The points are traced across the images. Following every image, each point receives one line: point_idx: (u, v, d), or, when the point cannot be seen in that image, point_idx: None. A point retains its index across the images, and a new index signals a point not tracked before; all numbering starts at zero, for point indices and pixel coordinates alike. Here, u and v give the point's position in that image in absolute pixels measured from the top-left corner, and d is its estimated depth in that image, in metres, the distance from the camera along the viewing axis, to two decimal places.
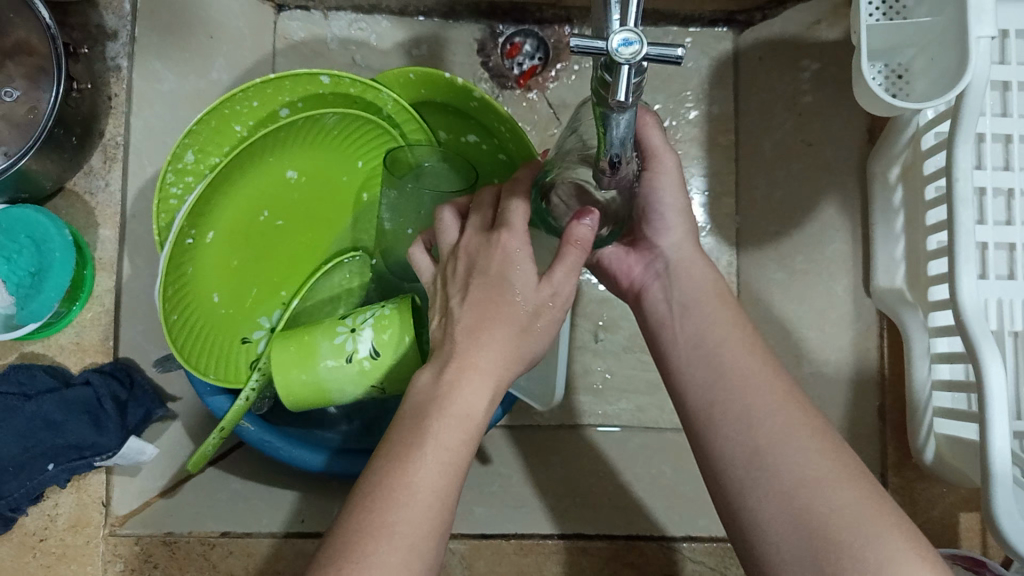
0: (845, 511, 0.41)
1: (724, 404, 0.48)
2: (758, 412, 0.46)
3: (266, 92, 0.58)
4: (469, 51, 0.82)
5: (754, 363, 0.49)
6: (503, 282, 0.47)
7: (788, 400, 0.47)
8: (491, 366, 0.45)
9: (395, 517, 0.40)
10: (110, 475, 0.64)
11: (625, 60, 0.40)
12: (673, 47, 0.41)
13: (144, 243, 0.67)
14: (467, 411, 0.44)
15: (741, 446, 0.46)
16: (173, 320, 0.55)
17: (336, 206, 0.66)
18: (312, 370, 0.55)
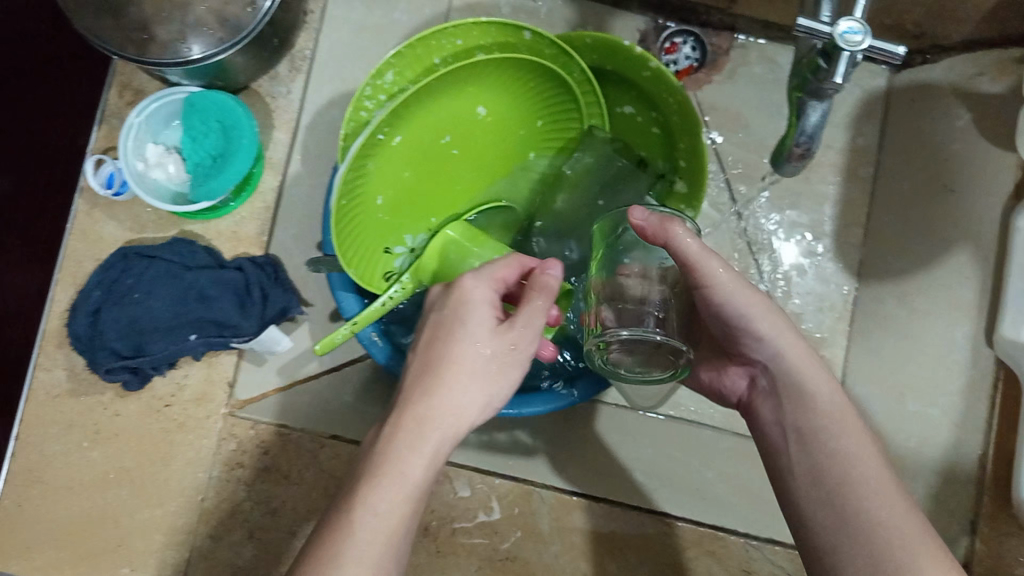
0: (879, 529, 0.47)
1: (812, 436, 0.52)
2: (842, 459, 0.50)
3: (471, 36, 0.63)
4: (631, 40, 0.84)
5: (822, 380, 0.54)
6: (458, 325, 0.52)
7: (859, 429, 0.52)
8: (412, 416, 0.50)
9: (357, 526, 0.45)
10: (240, 360, 0.68)
11: (844, 48, 0.45)
12: (894, 46, 0.46)
13: (314, 155, 0.71)
14: (404, 471, 0.48)
15: (828, 492, 0.50)
16: (342, 206, 0.59)
17: (504, 155, 0.69)
18: (463, 250, 0.63)
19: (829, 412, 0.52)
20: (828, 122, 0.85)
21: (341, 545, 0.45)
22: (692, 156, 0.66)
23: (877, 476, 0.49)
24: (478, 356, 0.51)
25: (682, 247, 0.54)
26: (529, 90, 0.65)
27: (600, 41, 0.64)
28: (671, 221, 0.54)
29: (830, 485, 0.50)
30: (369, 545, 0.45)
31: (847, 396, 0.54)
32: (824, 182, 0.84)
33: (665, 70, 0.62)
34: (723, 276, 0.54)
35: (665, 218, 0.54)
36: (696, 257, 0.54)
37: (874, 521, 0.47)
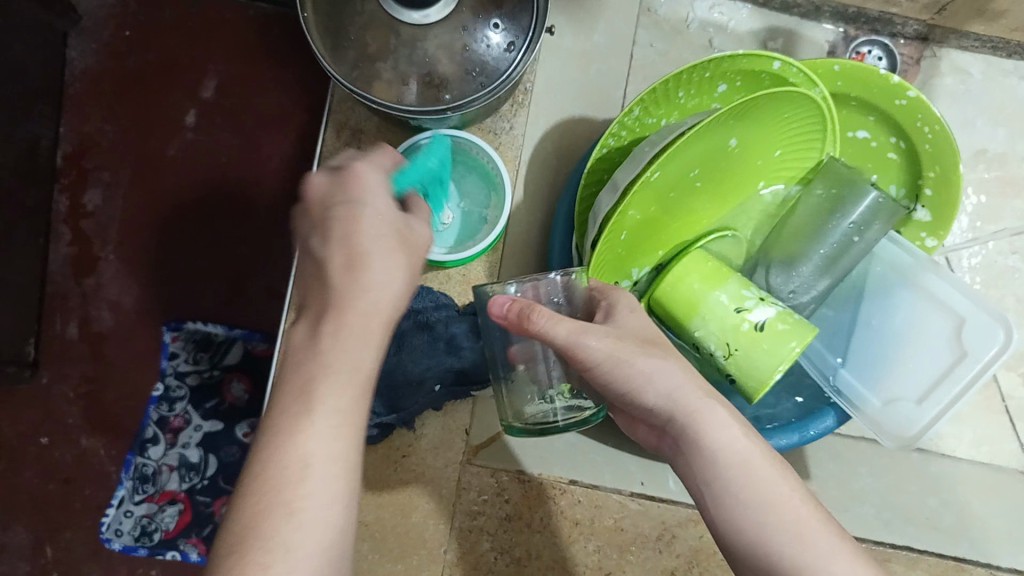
0: None
1: (715, 486, 0.46)
2: (756, 500, 0.45)
3: (720, 66, 0.61)
4: (819, 53, 0.81)
5: (710, 415, 0.47)
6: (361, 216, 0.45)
7: (729, 455, 0.46)
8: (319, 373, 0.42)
9: (299, 496, 0.39)
10: (476, 406, 0.67)
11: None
12: None
13: (532, 192, 0.71)
14: (358, 363, 0.43)
15: (744, 543, 0.44)
16: (601, 247, 0.58)
17: (739, 185, 0.67)
18: (707, 287, 0.62)
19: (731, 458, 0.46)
20: None
21: (289, 507, 0.39)
22: (945, 183, 0.65)
23: (794, 515, 0.44)
24: (377, 223, 0.46)
25: (550, 335, 0.47)
26: (782, 120, 0.62)
27: (851, 69, 0.62)
28: (529, 313, 0.47)
29: (762, 533, 0.44)
30: (309, 513, 0.39)
31: (710, 412, 0.47)
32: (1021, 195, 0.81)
33: (926, 99, 0.61)
34: (599, 348, 0.47)
35: (524, 306, 0.48)
36: (568, 343, 0.47)
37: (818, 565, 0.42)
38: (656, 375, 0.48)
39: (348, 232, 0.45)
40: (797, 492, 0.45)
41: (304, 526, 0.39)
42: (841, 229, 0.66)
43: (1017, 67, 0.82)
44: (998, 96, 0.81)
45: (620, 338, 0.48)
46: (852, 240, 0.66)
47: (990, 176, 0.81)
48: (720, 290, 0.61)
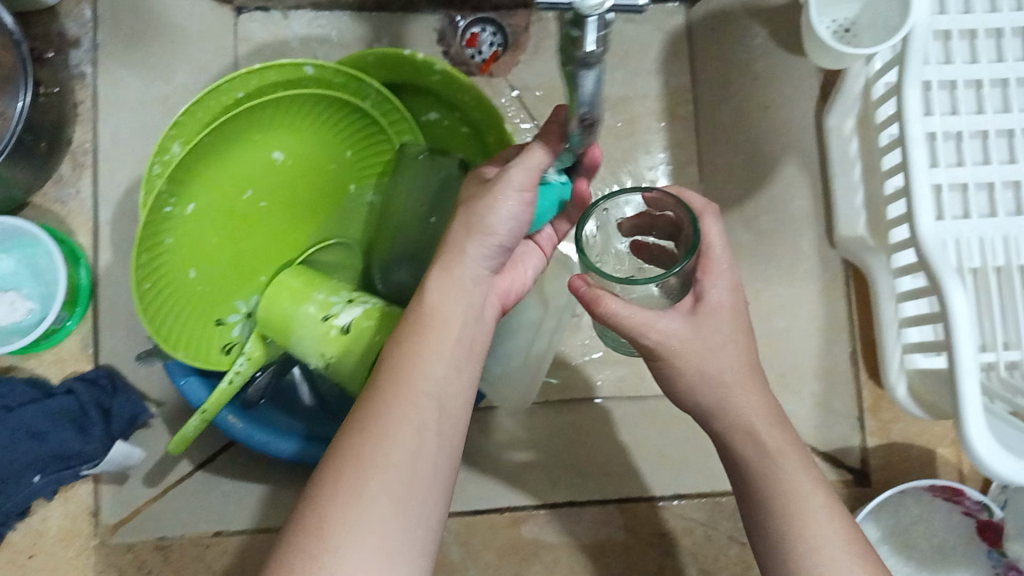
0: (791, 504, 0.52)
1: (748, 447, 0.54)
2: (773, 456, 0.53)
3: (250, 83, 0.60)
4: (431, 41, 0.82)
5: (746, 383, 0.55)
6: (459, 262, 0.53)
7: (760, 408, 0.55)
8: (410, 363, 0.50)
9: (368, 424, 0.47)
10: (97, 485, 0.67)
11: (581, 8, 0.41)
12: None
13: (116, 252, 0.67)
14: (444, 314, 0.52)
15: (760, 519, 0.53)
16: (145, 289, 0.57)
17: (321, 195, 0.67)
18: (297, 304, 0.63)
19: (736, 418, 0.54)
20: (639, 71, 0.84)
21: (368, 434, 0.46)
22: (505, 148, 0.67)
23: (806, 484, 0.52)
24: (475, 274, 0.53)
25: (622, 318, 0.54)
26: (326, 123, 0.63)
27: (384, 57, 0.63)
28: (600, 300, 0.54)
29: (774, 488, 0.52)
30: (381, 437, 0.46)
31: (744, 381, 0.55)
32: (649, 131, 0.84)
33: (454, 71, 0.62)
34: (671, 326, 0.55)
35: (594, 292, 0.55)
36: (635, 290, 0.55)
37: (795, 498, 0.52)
38: (700, 360, 0.54)
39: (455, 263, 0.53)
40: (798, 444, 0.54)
41: (373, 453, 0.46)
42: (422, 213, 0.69)
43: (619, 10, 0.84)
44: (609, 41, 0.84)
45: (688, 340, 0.55)
46: (430, 221, 0.69)
47: (616, 121, 0.84)
48: (306, 307, 0.63)
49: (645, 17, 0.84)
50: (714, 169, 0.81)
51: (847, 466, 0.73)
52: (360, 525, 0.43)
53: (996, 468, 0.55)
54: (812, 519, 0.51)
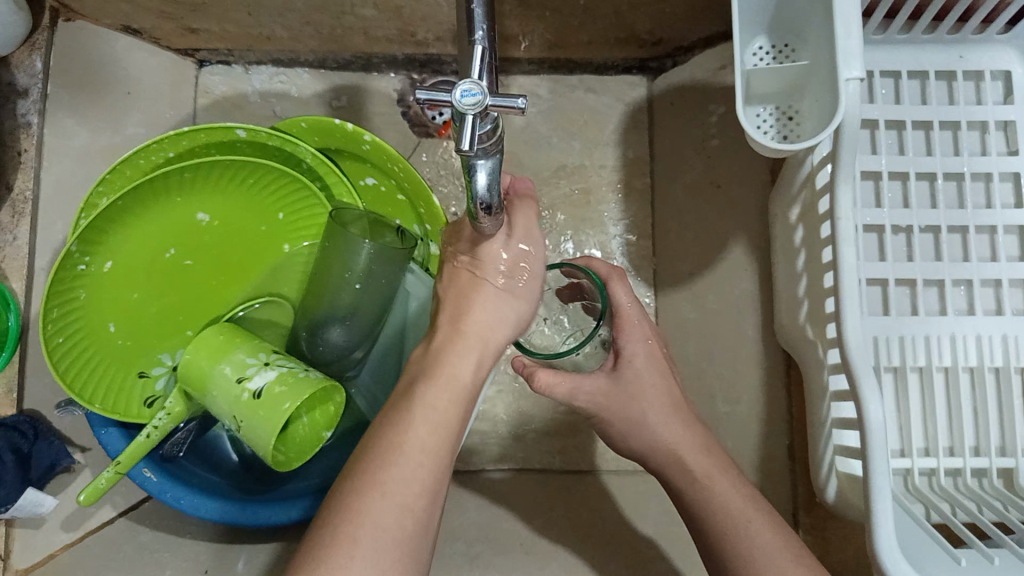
0: (733, 527, 0.55)
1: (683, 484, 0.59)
2: (705, 495, 0.57)
3: (181, 144, 0.62)
4: (390, 102, 0.84)
5: (673, 420, 0.61)
6: (479, 278, 0.56)
7: (692, 445, 0.60)
8: (452, 370, 0.53)
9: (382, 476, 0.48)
10: (10, 528, 0.67)
11: (462, 113, 0.43)
12: (515, 97, 0.45)
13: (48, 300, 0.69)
14: (473, 342, 0.55)
15: (707, 544, 0.56)
16: (58, 343, 0.59)
17: (253, 253, 0.68)
18: (214, 364, 0.63)
19: (663, 449, 0.60)
20: (597, 141, 0.85)
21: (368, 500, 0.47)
22: (433, 218, 0.67)
23: (740, 508, 0.56)
24: (492, 296, 0.56)
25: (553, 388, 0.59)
26: (254, 186, 0.64)
27: (314, 123, 0.64)
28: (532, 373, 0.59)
29: (716, 522, 0.56)
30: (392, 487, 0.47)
31: (664, 424, 0.61)
32: (603, 202, 0.84)
33: (379, 142, 0.63)
34: (590, 388, 0.61)
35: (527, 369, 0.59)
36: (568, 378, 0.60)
37: (745, 531, 0.54)
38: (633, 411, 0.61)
39: (463, 287, 0.56)
40: (731, 478, 0.58)
41: (381, 508, 0.46)
42: (345, 279, 0.68)
43: (581, 81, 0.85)
44: (568, 109, 0.85)
45: (612, 394, 0.61)
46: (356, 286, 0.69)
47: (572, 189, 0.85)
48: (221, 367, 0.63)
49: (605, 87, 0.85)
50: (669, 245, 0.82)
51: None
52: (380, 509, 0.46)
53: None
54: (753, 536, 0.54)
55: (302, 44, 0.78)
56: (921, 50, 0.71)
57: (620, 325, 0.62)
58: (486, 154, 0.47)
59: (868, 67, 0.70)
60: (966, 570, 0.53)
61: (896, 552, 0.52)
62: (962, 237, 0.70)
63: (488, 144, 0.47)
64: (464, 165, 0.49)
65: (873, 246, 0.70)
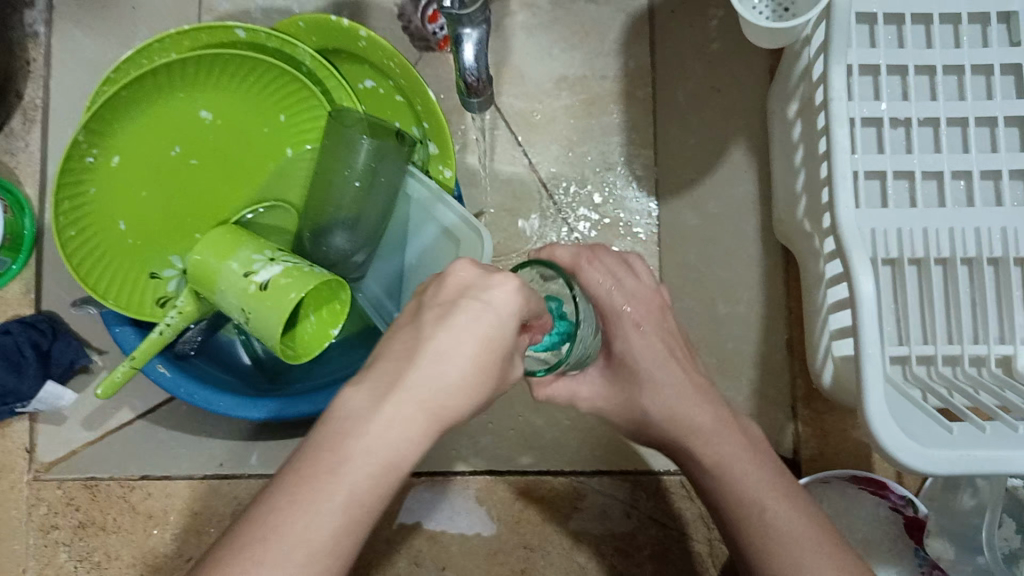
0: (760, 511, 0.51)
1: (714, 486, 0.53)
2: (723, 476, 0.53)
3: (183, 44, 0.64)
4: (390, 17, 0.84)
5: (687, 400, 0.55)
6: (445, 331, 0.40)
7: (720, 424, 0.54)
8: (418, 397, 0.40)
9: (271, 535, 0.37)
10: (34, 422, 0.70)
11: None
12: None
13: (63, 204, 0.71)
14: (373, 444, 0.39)
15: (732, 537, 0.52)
16: (70, 236, 0.61)
17: (254, 157, 0.69)
18: (222, 261, 0.65)
19: (688, 428, 0.54)
20: (599, 53, 0.84)
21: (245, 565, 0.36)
22: (432, 115, 0.68)
23: (765, 498, 0.51)
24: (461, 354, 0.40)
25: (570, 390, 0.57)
26: (255, 86, 0.65)
27: (312, 22, 0.66)
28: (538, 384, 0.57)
29: (737, 514, 0.52)
30: (279, 551, 0.36)
31: (686, 402, 0.55)
32: (605, 113, 0.83)
33: (375, 36, 0.64)
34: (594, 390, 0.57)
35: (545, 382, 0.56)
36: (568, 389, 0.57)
37: (770, 514, 0.50)
38: (648, 394, 0.55)
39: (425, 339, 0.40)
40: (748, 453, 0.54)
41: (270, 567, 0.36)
42: (345, 177, 0.69)
43: None
44: (570, 20, 0.85)
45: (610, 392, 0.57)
46: (356, 185, 0.69)
47: (574, 100, 0.83)
48: (228, 264, 0.65)
49: None
50: (670, 151, 0.82)
51: (778, 454, 0.71)
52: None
53: (903, 456, 0.53)
54: (773, 523, 0.50)
55: None
56: None
57: (611, 318, 0.54)
58: (471, 22, 0.51)
59: None
60: (955, 438, 0.54)
61: (892, 425, 0.53)
62: (962, 130, 0.70)
63: (474, 8, 0.51)
64: (452, 36, 0.53)
65: (871, 140, 0.71)
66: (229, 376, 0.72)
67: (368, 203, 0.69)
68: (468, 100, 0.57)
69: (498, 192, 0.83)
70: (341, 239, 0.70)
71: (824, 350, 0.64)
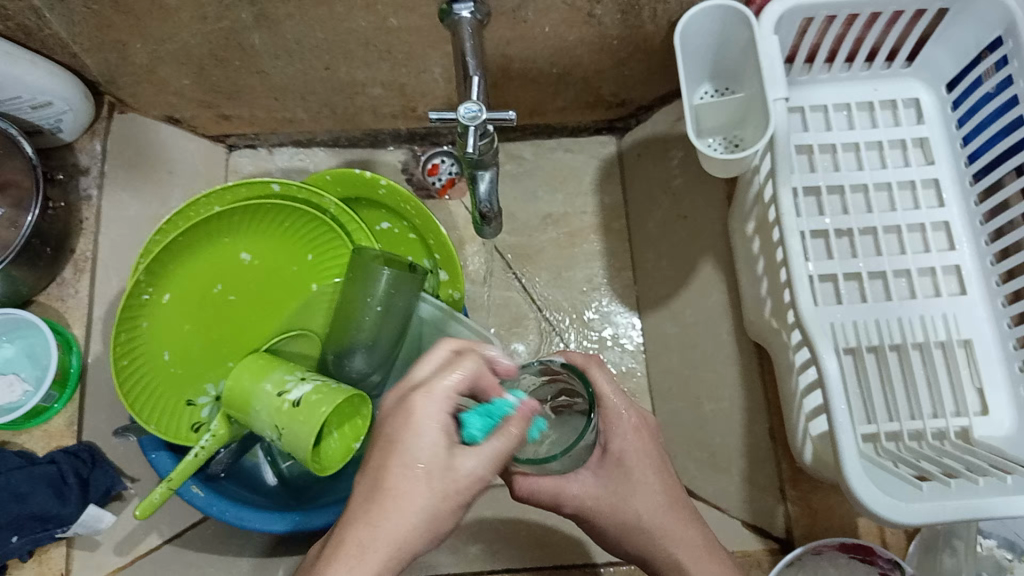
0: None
1: None
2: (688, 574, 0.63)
3: (225, 198, 0.74)
4: (395, 171, 0.96)
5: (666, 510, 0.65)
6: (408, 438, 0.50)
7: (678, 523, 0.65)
8: (354, 548, 0.48)
9: None
10: (70, 549, 0.74)
11: (465, 126, 0.58)
12: (505, 111, 0.60)
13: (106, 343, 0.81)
14: (367, 555, 0.48)
15: None
16: (122, 365, 0.68)
17: (284, 292, 0.78)
18: (256, 384, 0.71)
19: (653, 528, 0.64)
20: (577, 192, 0.98)
21: None
22: (443, 247, 0.78)
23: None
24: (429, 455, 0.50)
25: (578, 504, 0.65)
26: (287, 230, 0.75)
27: (336, 175, 0.77)
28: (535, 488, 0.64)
29: None
30: None
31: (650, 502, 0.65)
32: (587, 242, 0.96)
33: (393, 184, 0.74)
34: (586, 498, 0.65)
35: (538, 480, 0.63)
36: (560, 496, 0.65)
37: None
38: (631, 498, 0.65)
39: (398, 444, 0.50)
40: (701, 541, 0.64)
41: None
42: (368, 303, 0.76)
43: (559, 143, 0.98)
44: (550, 168, 0.98)
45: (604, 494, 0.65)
46: (378, 309, 0.76)
47: (558, 234, 0.97)
48: (262, 385, 0.70)
49: (581, 147, 0.98)
50: (646, 273, 0.93)
51: (774, 536, 0.76)
52: None
53: (883, 511, 0.59)
54: None
55: (318, 124, 0.91)
56: (842, 86, 0.85)
57: (610, 420, 0.65)
58: (484, 166, 0.62)
59: (796, 104, 0.84)
60: (926, 493, 0.62)
61: (868, 482, 0.60)
62: (897, 236, 0.81)
63: (488, 157, 0.62)
64: (469, 176, 0.64)
65: (821, 250, 0.81)
66: (255, 494, 0.77)
67: (387, 327, 0.77)
68: (483, 227, 0.69)
69: (497, 316, 0.95)
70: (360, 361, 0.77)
71: (802, 432, 0.71)
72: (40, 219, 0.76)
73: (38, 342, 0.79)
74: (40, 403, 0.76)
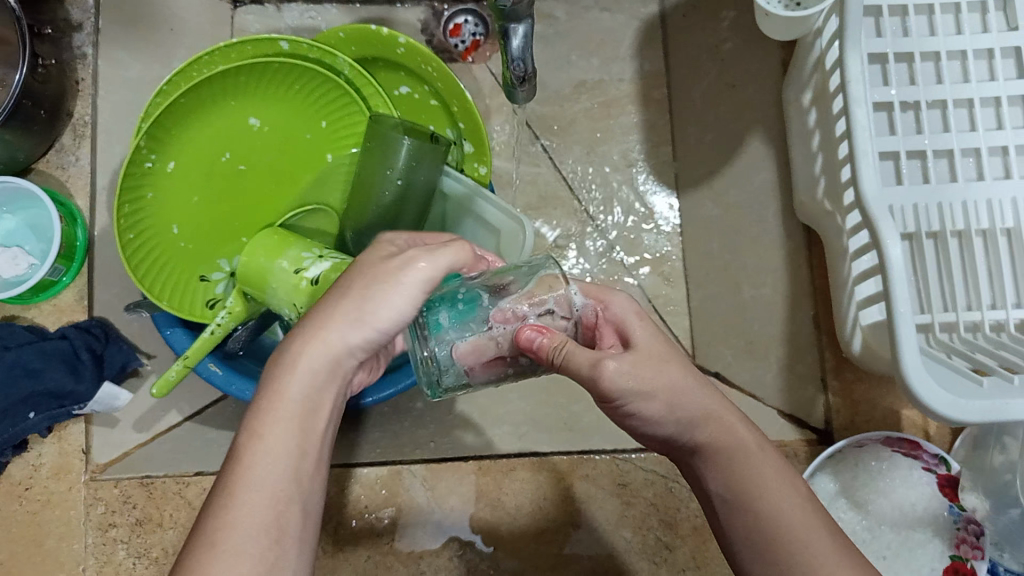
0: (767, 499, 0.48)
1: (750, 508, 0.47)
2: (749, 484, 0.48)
3: (231, 57, 0.67)
4: (414, 31, 0.88)
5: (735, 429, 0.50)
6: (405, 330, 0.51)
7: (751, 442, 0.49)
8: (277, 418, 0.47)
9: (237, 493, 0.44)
10: (88, 425, 0.74)
11: None
12: None
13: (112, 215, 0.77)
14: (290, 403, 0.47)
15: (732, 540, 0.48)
16: (130, 239, 0.64)
17: (300, 163, 0.73)
18: (271, 261, 0.66)
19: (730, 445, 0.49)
20: (614, 57, 0.89)
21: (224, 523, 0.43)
22: (468, 114, 0.72)
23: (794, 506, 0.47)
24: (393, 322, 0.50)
25: None
26: (300, 95, 0.69)
27: (352, 32, 0.70)
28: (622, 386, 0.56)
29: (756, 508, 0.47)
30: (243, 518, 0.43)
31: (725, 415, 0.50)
32: (624, 113, 0.89)
33: (413, 42, 0.67)
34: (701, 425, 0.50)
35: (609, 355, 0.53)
36: None
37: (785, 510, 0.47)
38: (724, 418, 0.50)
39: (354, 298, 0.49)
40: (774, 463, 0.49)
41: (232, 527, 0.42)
42: (388, 176, 0.70)
43: (596, 1, 0.90)
44: (585, 29, 0.89)
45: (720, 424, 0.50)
46: (399, 183, 0.70)
47: (593, 103, 0.89)
48: (278, 262, 0.66)
49: (620, 7, 0.89)
50: (688, 148, 0.86)
51: (811, 427, 0.77)
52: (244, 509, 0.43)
53: (939, 408, 0.55)
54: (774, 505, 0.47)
55: None
56: None
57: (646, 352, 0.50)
58: (518, 18, 0.55)
59: None
60: (986, 389, 0.57)
61: (924, 374, 0.56)
62: (968, 111, 0.74)
63: (523, 8, 0.55)
64: (502, 31, 0.57)
65: (883, 124, 0.75)
66: None
67: (410, 202, 0.72)
68: (514, 91, 0.62)
69: (525, 193, 0.88)
70: (381, 239, 0.72)
71: (852, 322, 0.67)
72: (31, 78, 0.70)
73: (41, 216, 0.75)
74: (47, 278, 0.73)
